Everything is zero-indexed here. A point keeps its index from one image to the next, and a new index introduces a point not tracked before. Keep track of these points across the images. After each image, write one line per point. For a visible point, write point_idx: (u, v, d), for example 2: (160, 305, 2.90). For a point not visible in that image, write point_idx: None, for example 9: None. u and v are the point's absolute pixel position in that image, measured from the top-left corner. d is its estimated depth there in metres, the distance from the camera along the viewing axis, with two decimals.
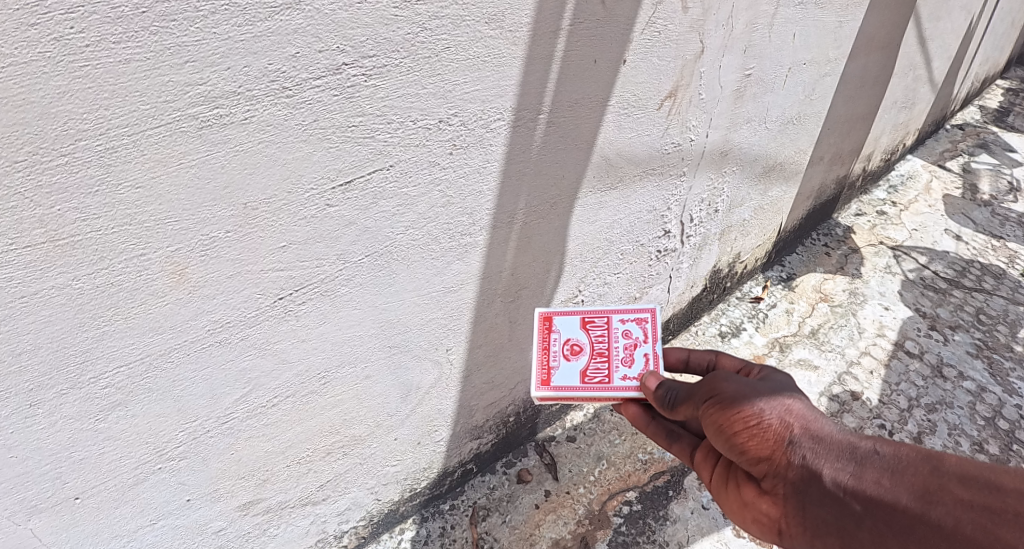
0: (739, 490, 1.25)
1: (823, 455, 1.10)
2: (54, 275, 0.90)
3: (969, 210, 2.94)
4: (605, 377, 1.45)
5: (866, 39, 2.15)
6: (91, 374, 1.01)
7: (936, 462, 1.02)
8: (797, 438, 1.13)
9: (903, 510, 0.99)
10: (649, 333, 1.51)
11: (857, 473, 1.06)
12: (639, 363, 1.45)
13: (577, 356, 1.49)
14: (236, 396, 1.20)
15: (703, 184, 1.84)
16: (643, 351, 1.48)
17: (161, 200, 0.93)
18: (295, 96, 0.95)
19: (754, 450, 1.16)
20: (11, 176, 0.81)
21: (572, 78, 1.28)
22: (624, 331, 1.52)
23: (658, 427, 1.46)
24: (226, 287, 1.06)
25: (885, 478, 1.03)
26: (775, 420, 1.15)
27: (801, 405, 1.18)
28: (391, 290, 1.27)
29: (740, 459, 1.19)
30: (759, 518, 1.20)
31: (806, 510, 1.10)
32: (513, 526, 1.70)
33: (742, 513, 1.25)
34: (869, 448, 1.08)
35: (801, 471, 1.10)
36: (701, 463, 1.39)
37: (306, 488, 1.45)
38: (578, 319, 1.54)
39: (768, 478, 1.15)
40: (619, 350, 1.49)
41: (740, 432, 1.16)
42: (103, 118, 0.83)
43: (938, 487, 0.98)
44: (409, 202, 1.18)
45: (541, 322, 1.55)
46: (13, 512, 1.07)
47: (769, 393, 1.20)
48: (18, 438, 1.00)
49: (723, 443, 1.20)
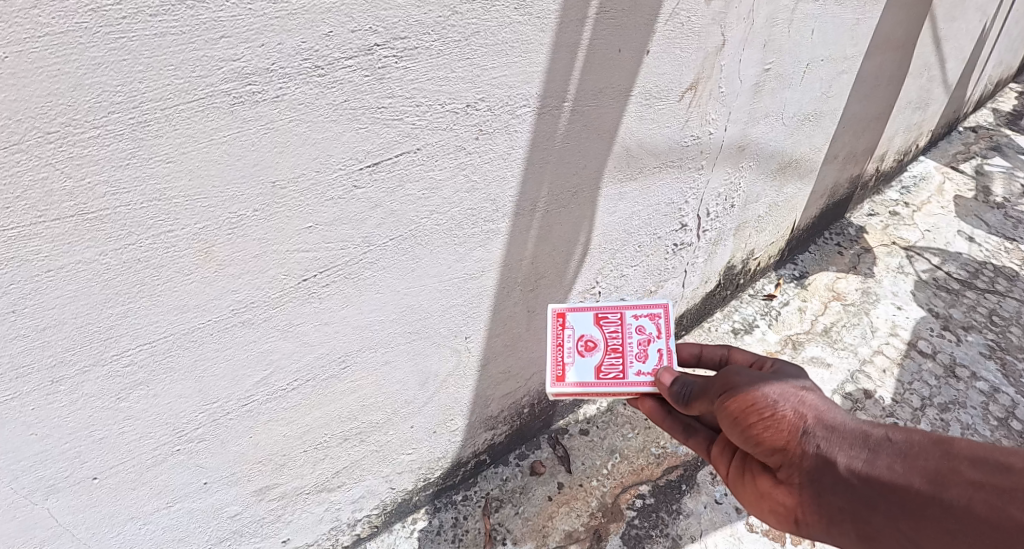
0: (755, 480, 1.24)
1: (837, 443, 1.09)
2: (82, 250, 0.90)
3: (982, 213, 2.93)
4: (619, 372, 1.45)
5: (883, 37, 2.16)
6: (115, 351, 1.02)
7: (947, 446, 1.00)
8: (810, 428, 1.12)
9: (916, 493, 0.98)
10: (662, 328, 1.50)
11: (871, 460, 1.05)
12: (654, 358, 1.46)
13: (591, 352, 1.49)
14: (256, 379, 1.20)
15: (720, 178, 1.84)
16: (657, 347, 1.48)
17: (191, 176, 0.93)
18: (326, 75, 0.96)
19: (769, 441, 1.15)
20: (42, 147, 0.81)
21: (597, 66, 1.29)
22: (637, 327, 1.50)
23: (674, 421, 1.45)
24: (251, 267, 1.06)
25: (898, 463, 1.02)
26: (788, 411, 1.15)
27: (815, 397, 1.19)
28: (414, 275, 1.28)
29: (756, 451, 1.19)
30: (776, 508, 1.19)
31: (821, 498, 1.09)
32: (526, 518, 1.70)
33: (759, 504, 1.24)
34: (882, 435, 1.07)
35: (815, 460, 1.10)
36: (717, 457, 1.38)
37: (323, 475, 1.45)
38: (591, 315, 1.52)
39: (784, 468, 1.14)
40: (633, 346, 1.48)
41: (755, 423, 1.17)
42: (137, 91, 0.84)
43: (949, 469, 0.97)
44: (434, 185, 1.19)
45: (555, 318, 1.53)
46: (31, 490, 1.07)
47: (782, 385, 1.20)
48: (39, 415, 1.00)
49: (738, 435, 1.20)
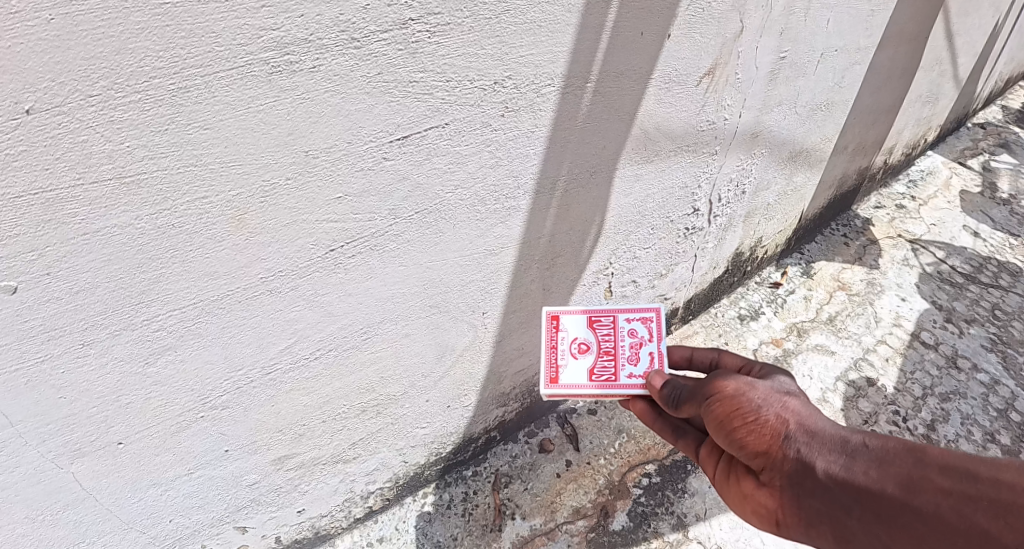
0: (739, 482, 1.23)
1: (817, 448, 1.09)
2: (118, 213, 0.93)
3: (988, 208, 2.95)
4: (611, 375, 1.48)
5: (896, 30, 2.17)
6: (145, 316, 1.04)
7: (920, 453, 1.00)
8: (792, 433, 1.12)
9: (889, 498, 0.98)
10: (654, 331, 1.53)
11: (847, 465, 1.04)
12: (645, 361, 1.49)
13: (584, 354, 1.52)
14: (281, 346, 1.22)
15: (733, 164, 1.86)
16: (649, 350, 1.51)
17: (227, 143, 0.95)
18: (362, 47, 0.98)
19: (752, 445, 1.15)
20: (83, 110, 0.84)
21: (620, 48, 1.31)
22: (630, 330, 1.54)
23: (664, 423, 1.46)
24: (282, 235, 1.08)
25: (872, 469, 1.02)
26: (771, 415, 1.14)
27: (797, 403, 1.18)
28: (437, 248, 1.30)
29: (739, 454, 1.18)
30: (758, 509, 1.19)
31: (801, 502, 1.08)
32: (535, 493, 1.74)
33: (742, 505, 1.24)
34: (859, 442, 1.06)
35: (795, 464, 1.09)
36: (706, 457, 1.37)
37: (340, 446, 1.48)
38: (584, 318, 1.56)
39: (766, 471, 1.14)
40: (626, 349, 1.51)
41: (739, 427, 1.16)
42: (178, 57, 0.86)
43: (921, 476, 0.97)
44: (460, 160, 1.21)
45: (549, 321, 1.56)
46: (57, 454, 1.10)
47: (767, 390, 1.19)
48: (70, 378, 1.03)
49: (723, 438, 1.19)
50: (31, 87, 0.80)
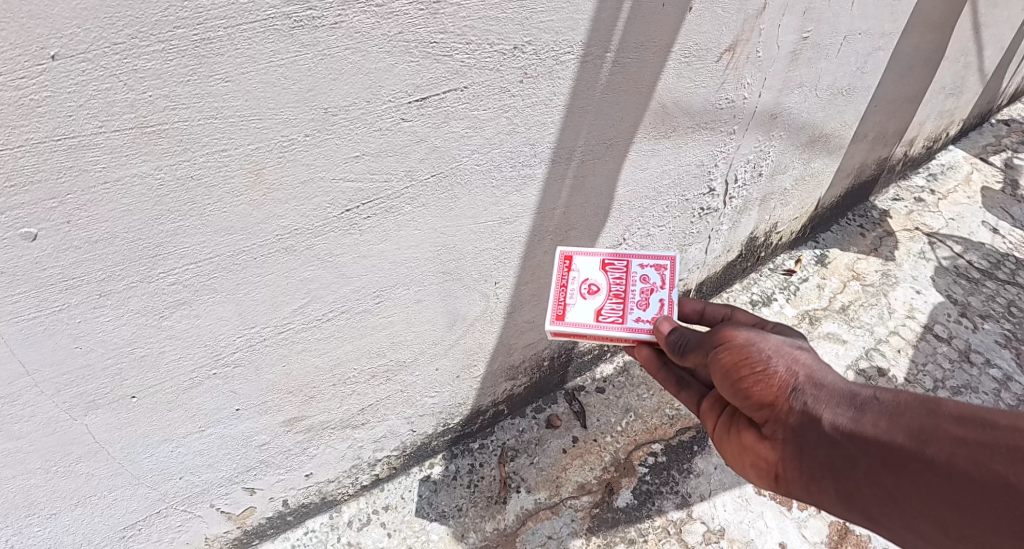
0: (739, 434, 1.23)
1: (824, 401, 1.08)
2: (138, 163, 0.93)
3: (1008, 205, 2.91)
4: (619, 317, 1.42)
5: (924, 15, 2.13)
6: (162, 269, 1.05)
7: (933, 405, 0.98)
8: (800, 385, 1.11)
9: (898, 448, 0.96)
10: (667, 279, 1.47)
11: (856, 417, 1.03)
12: (655, 308, 1.43)
13: (593, 295, 1.45)
14: (294, 306, 1.24)
15: (750, 145, 1.85)
16: (659, 297, 1.45)
17: (247, 96, 0.96)
18: (384, 6, 0.99)
19: (757, 395, 1.14)
20: (107, 57, 0.84)
21: (641, 21, 1.30)
22: (642, 276, 1.47)
23: (667, 374, 1.43)
24: (299, 193, 1.09)
25: (881, 420, 1.00)
26: (780, 367, 1.14)
27: (808, 358, 1.17)
28: (452, 214, 1.31)
29: (744, 405, 1.17)
30: (757, 462, 1.19)
31: (803, 453, 1.08)
32: (540, 468, 1.75)
33: (741, 458, 1.23)
34: (870, 394, 1.05)
35: (801, 416, 1.09)
36: (707, 412, 1.36)
37: (349, 410, 1.49)
38: (598, 261, 1.49)
39: (769, 423, 1.13)
40: (636, 294, 1.45)
41: (746, 377, 1.15)
42: (202, 8, 0.87)
43: (932, 425, 0.95)
44: (478, 125, 1.22)
45: (562, 260, 1.49)
46: (71, 405, 1.12)
47: (778, 343, 1.18)
48: (85, 329, 1.05)
49: (728, 388, 1.19)
50: (58, 33, 0.80)
